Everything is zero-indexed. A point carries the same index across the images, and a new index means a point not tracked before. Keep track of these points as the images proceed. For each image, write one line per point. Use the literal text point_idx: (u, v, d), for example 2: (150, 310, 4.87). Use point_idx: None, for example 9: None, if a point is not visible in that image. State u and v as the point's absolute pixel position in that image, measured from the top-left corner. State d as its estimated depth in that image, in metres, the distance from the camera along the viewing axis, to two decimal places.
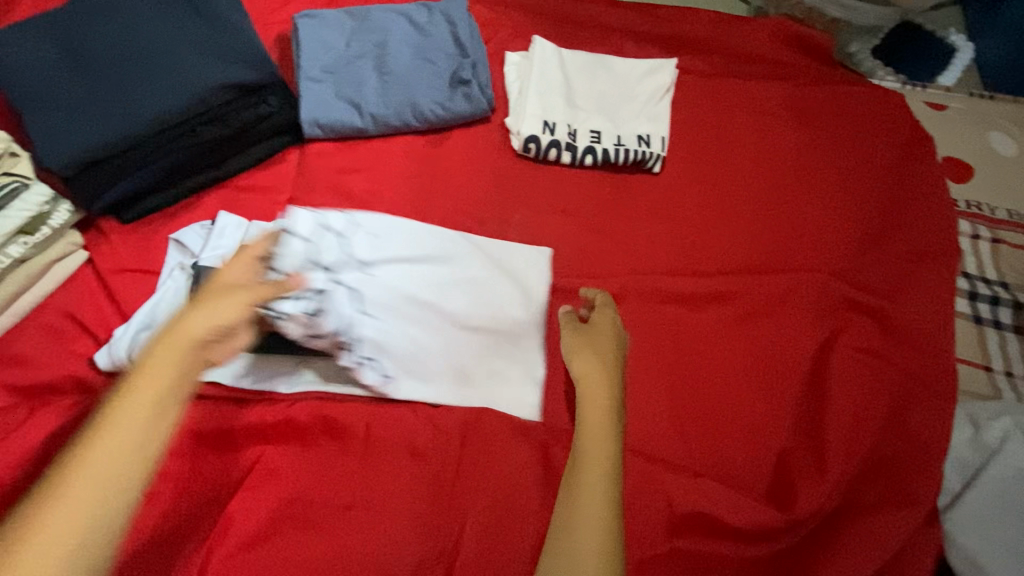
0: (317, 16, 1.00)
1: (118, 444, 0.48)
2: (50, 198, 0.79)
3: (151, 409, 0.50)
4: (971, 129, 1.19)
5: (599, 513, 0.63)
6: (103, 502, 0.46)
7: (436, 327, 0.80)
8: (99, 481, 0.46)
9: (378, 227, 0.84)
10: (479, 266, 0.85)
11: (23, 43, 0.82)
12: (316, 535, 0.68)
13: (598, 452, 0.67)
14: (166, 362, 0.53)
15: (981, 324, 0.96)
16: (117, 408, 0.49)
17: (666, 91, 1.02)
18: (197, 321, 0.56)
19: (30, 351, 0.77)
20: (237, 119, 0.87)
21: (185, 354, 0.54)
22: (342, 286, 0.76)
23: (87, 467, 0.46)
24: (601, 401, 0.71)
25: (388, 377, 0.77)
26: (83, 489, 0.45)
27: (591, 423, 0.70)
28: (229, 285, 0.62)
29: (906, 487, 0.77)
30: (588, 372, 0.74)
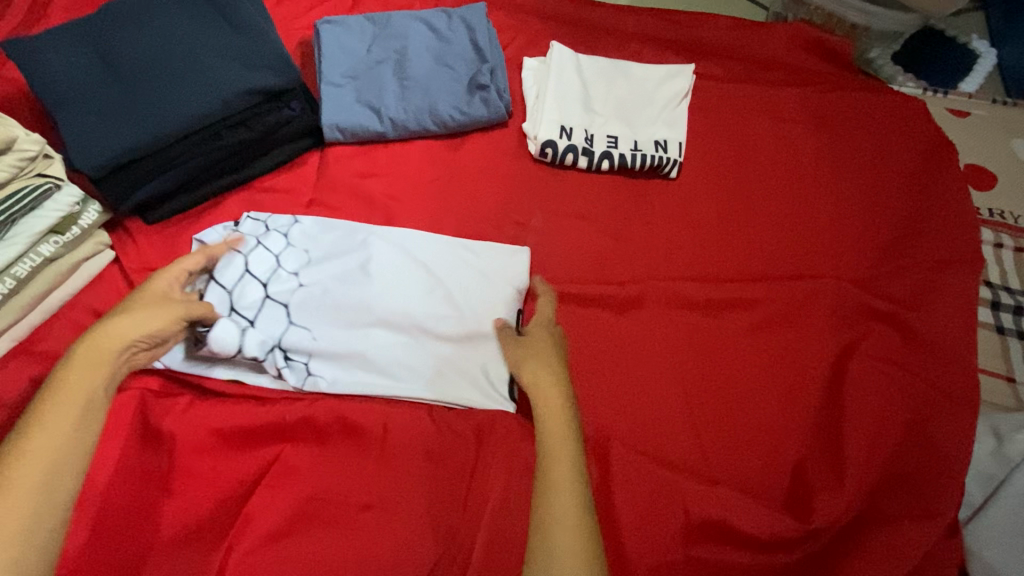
0: (338, 21, 1.01)
1: (49, 430, 0.60)
2: (80, 199, 0.80)
3: (78, 401, 0.63)
4: (994, 136, 1.18)
5: (573, 514, 0.63)
6: (45, 475, 0.58)
7: (360, 327, 0.81)
8: (44, 457, 0.59)
9: (316, 232, 0.86)
10: (414, 265, 0.85)
11: (57, 49, 0.85)
12: (334, 533, 0.69)
13: (561, 453, 0.68)
14: (97, 366, 0.66)
15: (1004, 334, 0.95)
16: (52, 400, 0.62)
17: (684, 97, 1.02)
18: (119, 332, 0.68)
19: (60, 348, 0.79)
20: (260, 123, 0.89)
21: (110, 358, 0.67)
22: (274, 298, 0.80)
23: (27, 447, 0.59)
24: (557, 402, 0.72)
25: (310, 377, 0.78)
26: (32, 463, 0.58)
27: (554, 425, 0.70)
28: (140, 298, 0.72)
29: (926, 498, 0.76)
30: (537, 380, 0.75)
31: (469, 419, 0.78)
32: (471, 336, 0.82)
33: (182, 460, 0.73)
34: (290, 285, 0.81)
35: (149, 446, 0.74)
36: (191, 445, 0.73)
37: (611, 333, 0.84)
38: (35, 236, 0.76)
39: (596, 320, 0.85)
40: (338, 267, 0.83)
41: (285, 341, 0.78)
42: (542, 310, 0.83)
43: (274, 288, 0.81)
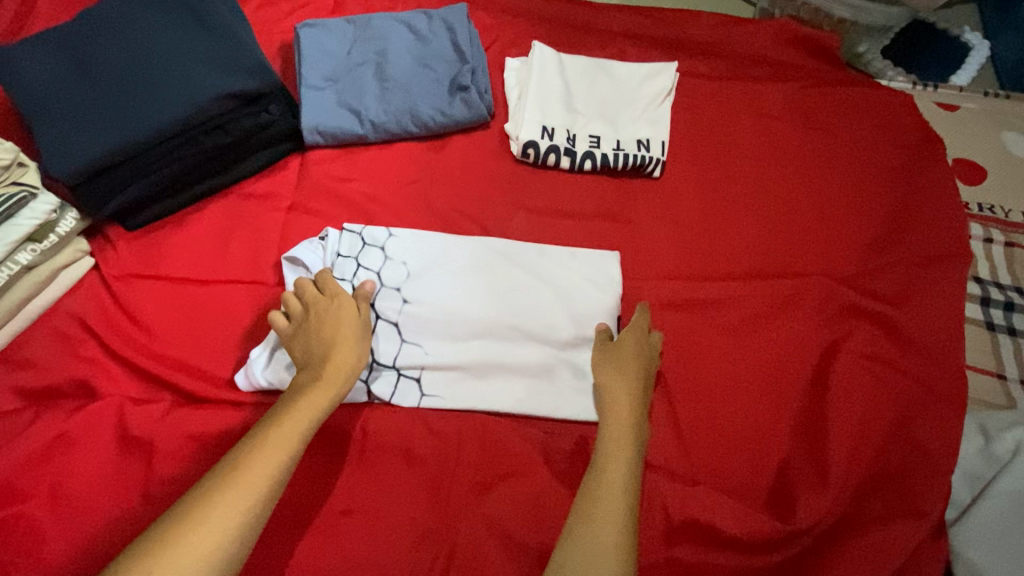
0: (319, 24, 1.01)
1: (265, 452, 0.60)
2: (57, 207, 0.80)
3: (287, 444, 0.62)
4: (984, 129, 1.15)
5: (619, 509, 0.62)
6: (243, 519, 0.56)
7: (463, 337, 0.79)
8: (286, 437, 0.62)
9: (405, 243, 0.84)
10: (505, 276, 0.83)
11: (34, 58, 0.85)
12: (310, 539, 0.69)
13: (619, 455, 0.67)
14: (309, 410, 0.65)
15: (994, 331, 0.93)
16: (268, 437, 0.62)
17: (667, 95, 1.02)
18: (328, 375, 0.68)
19: (39, 356, 0.79)
20: (238, 127, 0.88)
21: (320, 403, 0.66)
22: (385, 317, 0.78)
23: (233, 484, 0.57)
24: (628, 409, 0.72)
25: (424, 394, 0.77)
26: (236, 503, 0.57)
27: (616, 427, 0.70)
28: (339, 327, 0.72)
29: (913, 499, 0.75)
30: (614, 390, 0.74)
31: (452, 422, 0.76)
32: (571, 347, 0.80)
33: (159, 466, 0.73)
34: (395, 302, 0.79)
35: (126, 453, 0.74)
36: (169, 452, 0.73)
37: None
38: (12, 245, 0.76)
39: None
40: (432, 278, 0.81)
41: (400, 360, 0.77)
42: (639, 319, 0.80)
43: (381, 307, 0.79)
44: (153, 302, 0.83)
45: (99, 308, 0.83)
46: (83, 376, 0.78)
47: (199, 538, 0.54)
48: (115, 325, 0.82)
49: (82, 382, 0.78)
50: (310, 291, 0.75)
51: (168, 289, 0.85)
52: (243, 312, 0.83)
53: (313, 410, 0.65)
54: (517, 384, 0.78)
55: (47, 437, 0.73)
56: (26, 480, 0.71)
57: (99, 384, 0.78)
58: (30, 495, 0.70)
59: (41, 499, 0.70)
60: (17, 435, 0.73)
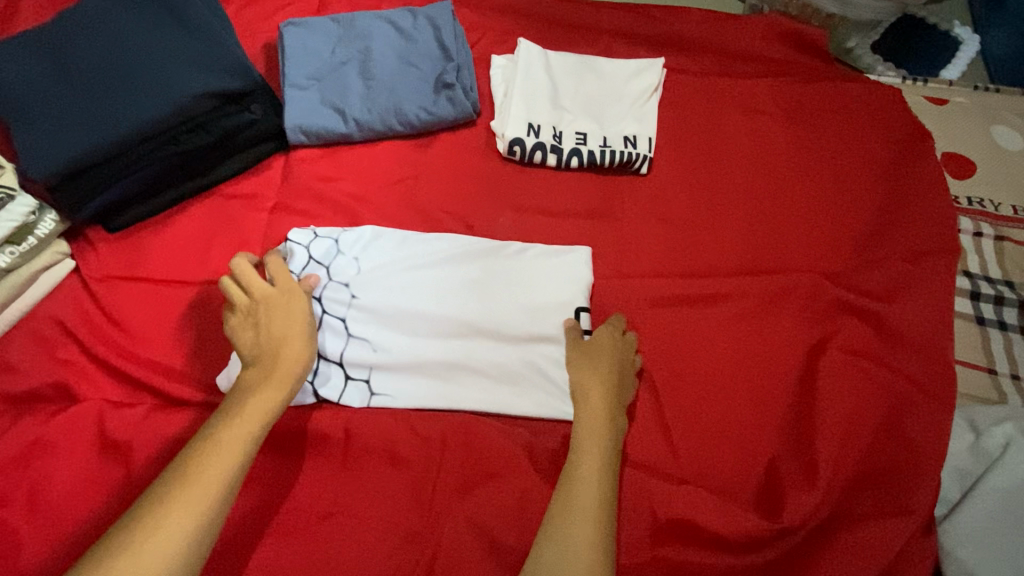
0: (302, 23, 1.00)
1: (223, 452, 0.60)
2: (34, 209, 0.79)
3: (240, 444, 0.61)
4: (974, 123, 1.14)
5: (591, 500, 0.63)
6: (197, 526, 0.55)
7: (424, 336, 0.79)
8: (239, 439, 0.61)
9: (379, 243, 0.84)
10: (477, 276, 0.82)
11: (11, 59, 0.84)
12: (292, 542, 0.68)
13: (591, 446, 0.67)
14: (258, 410, 0.64)
15: (985, 326, 0.93)
16: (219, 439, 0.61)
17: (654, 91, 1.01)
18: (278, 373, 0.67)
19: (18, 360, 0.78)
20: (218, 126, 0.87)
21: (271, 403, 0.65)
22: (332, 314, 0.78)
23: (190, 488, 0.57)
24: (600, 404, 0.71)
25: (375, 393, 0.76)
26: (189, 510, 0.56)
27: (588, 423, 0.70)
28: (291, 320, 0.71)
29: (902, 495, 0.74)
30: (588, 387, 0.73)
31: (435, 423, 0.75)
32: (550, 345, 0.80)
33: (137, 470, 0.72)
34: (342, 299, 0.79)
35: (106, 456, 0.73)
36: (149, 455, 0.72)
37: None
38: None
39: None
40: (404, 277, 0.82)
41: (348, 357, 0.77)
42: (614, 321, 0.80)
43: (327, 304, 0.79)
44: (134, 304, 0.83)
45: (80, 311, 0.82)
46: (63, 379, 0.77)
47: (151, 548, 0.53)
48: (95, 328, 0.81)
49: (62, 385, 0.77)
50: (259, 281, 0.74)
51: (150, 290, 0.84)
52: (225, 313, 0.83)
53: (263, 411, 0.64)
54: (495, 385, 0.77)
55: (26, 441, 0.73)
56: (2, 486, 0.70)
57: (79, 388, 0.77)
58: (6, 501, 0.69)
59: (17, 505, 0.69)
60: None
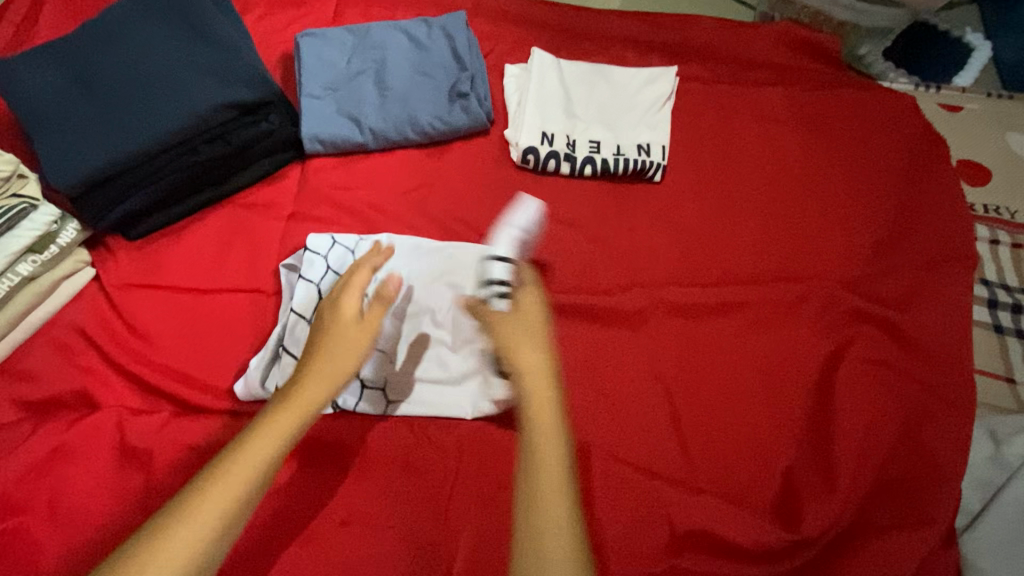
0: (318, 34, 1.01)
1: (231, 477, 0.54)
2: (57, 218, 0.80)
3: (252, 468, 0.55)
4: (988, 131, 1.14)
5: (564, 507, 0.54)
6: (200, 560, 0.50)
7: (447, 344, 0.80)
8: (252, 463, 0.55)
9: (408, 249, 0.85)
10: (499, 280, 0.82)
11: (34, 70, 0.86)
12: (309, 551, 0.68)
13: (550, 445, 0.57)
14: (279, 431, 0.58)
15: (1002, 334, 0.92)
16: (235, 458, 0.55)
17: (667, 100, 1.01)
18: (318, 382, 0.62)
19: (38, 367, 0.79)
20: (237, 137, 0.88)
21: (300, 414, 0.60)
22: None
23: (192, 517, 0.52)
24: (546, 385, 0.61)
25: (393, 401, 0.77)
26: (186, 549, 0.50)
27: (538, 411, 0.59)
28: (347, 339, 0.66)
29: (923, 505, 0.74)
30: (530, 367, 0.62)
31: (452, 432, 0.76)
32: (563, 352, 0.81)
33: (156, 477, 0.72)
34: None
35: (126, 463, 0.73)
36: (167, 463, 0.73)
37: (599, 345, 0.83)
38: (13, 255, 0.76)
39: (578, 332, 0.84)
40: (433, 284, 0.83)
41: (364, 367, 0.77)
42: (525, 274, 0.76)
43: None
44: (153, 312, 0.83)
45: (99, 318, 0.83)
46: (83, 386, 0.78)
47: None
48: (115, 335, 0.82)
49: (82, 393, 0.78)
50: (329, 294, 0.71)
51: (168, 298, 0.85)
52: (243, 321, 0.83)
53: (290, 424, 0.59)
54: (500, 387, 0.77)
55: (47, 447, 0.73)
56: (23, 493, 0.70)
57: (98, 395, 0.78)
58: (28, 507, 0.70)
59: (38, 512, 0.70)
60: (16, 447, 0.73)
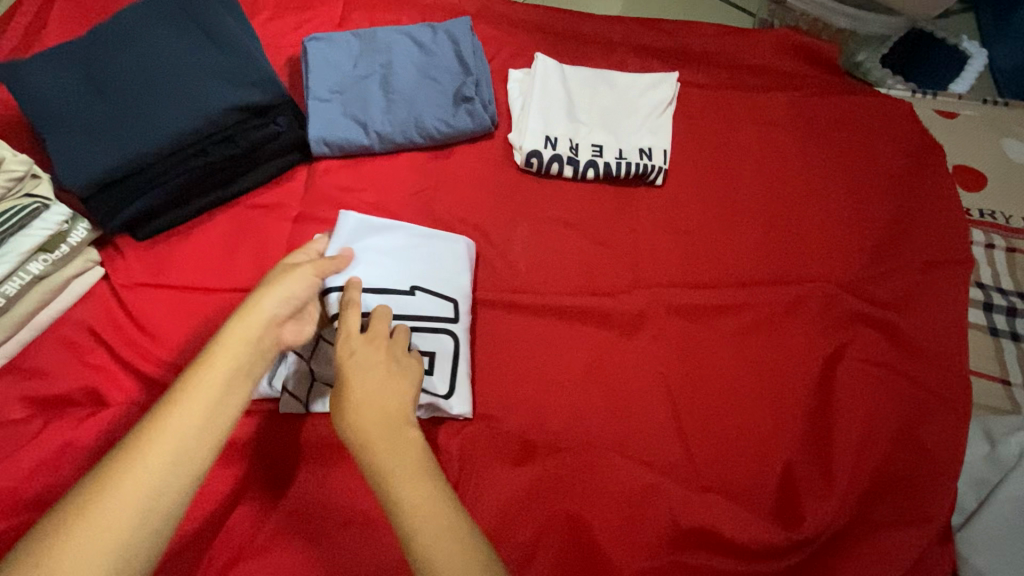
0: (325, 38, 1.03)
1: (196, 387, 0.56)
2: (68, 218, 0.81)
3: (216, 380, 0.57)
4: (984, 136, 1.16)
5: (451, 527, 0.53)
6: (171, 460, 0.52)
7: (442, 337, 0.79)
8: (215, 375, 0.57)
9: (372, 239, 0.83)
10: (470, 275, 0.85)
11: (46, 72, 0.87)
12: (315, 549, 0.70)
13: (410, 476, 0.56)
14: (231, 349, 0.59)
15: (998, 336, 0.94)
16: (193, 375, 0.57)
17: (668, 105, 1.02)
18: (236, 349, 0.59)
19: (47, 365, 0.80)
20: (247, 138, 0.89)
21: (220, 382, 0.57)
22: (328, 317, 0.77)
23: (161, 422, 0.53)
24: (396, 432, 0.59)
25: None
26: (158, 452, 0.52)
27: (399, 464, 0.56)
28: (294, 300, 0.66)
29: (918, 503, 0.75)
30: (375, 427, 0.59)
31: (456, 434, 0.78)
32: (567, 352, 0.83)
33: None
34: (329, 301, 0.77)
35: None
36: None
37: (601, 345, 0.84)
38: (25, 255, 0.77)
39: (582, 332, 0.85)
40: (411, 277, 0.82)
41: None
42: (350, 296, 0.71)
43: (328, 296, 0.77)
44: (162, 311, 0.85)
45: (108, 317, 0.85)
46: (92, 383, 0.79)
47: (125, 487, 0.49)
48: (123, 334, 0.83)
49: (91, 390, 0.79)
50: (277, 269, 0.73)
51: (176, 298, 0.86)
52: None
53: (212, 394, 0.56)
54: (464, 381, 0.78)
55: (56, 444, 0.74)
56: (31, 489, 0.71)
57: (107, 393, 0.79)
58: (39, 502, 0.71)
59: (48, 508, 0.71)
60: (25, 444, 0.74)
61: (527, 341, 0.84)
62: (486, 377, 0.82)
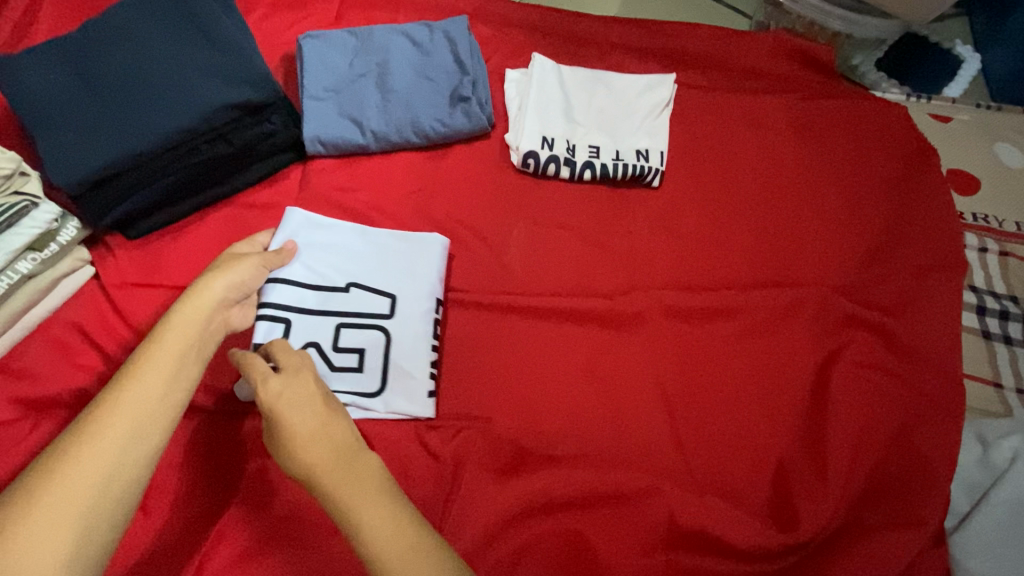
0: (319, 36, 1.02)
1: (152, 364, 0.57)
2: (59, 216, 0.79)
3: (171, 356, 0.59)
4: (977, 141, 1.16)
5: (414, 545, 0.52)
6: (133, 430, 0.53)
7: (372, 333, 0.79)
8: (171, 351, 0.59)
9: (319, 233, 0.83)
10: (428, 274, 0.83)
11: (37, 68, 0.86)
12: (308, 552, 0.70)
13: (365, 498, 0.54)
14: (185, 328, 0.61)
15: (990, 340, 0.94)
16: (146, 354, 0.58)
17: (665, 107, 1.02)
18: (189, 328, 0.62)
19: (36, 365, 0.79)
20: (240, 137, 0.88)
21: (175, 360, 0.59)
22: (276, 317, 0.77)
23: (117, 397, 0.54)
24: (341, 456, 0.57)
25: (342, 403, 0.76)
26: (116, 424, 0.53)
27: (350, 489, 0.55)
28: (241, 287, 0.70)
29: (911, 507, 0.75)
30: (318, 457, 0.56)
31: (449, 438, 0.77)
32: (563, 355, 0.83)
33: (158, 477, 0.74)
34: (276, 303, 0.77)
35: None
36: (170, 462, 0.74)
37: (597, 347, 0.84)
38: (14, 253, 0.75)
39: (579, 334, 0.85)
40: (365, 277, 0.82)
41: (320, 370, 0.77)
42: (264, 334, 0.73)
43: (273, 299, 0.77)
44: (153, 311, 0.84)
45: (98, 317, 0.83)
46: (81, 385, 0.78)
47: (85, 459, 0.50)
48: (113, 334, 0.82)
49: (79, 392, 0.78)
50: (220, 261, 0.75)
51: (168, 298, 0.85)
52: None
53: (168, 371, 0.58)
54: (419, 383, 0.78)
55: (44, 446, 0.73)
56: None
57: (96, 395, 0.78)
58: None
59: None
60: (13, 445, 0.73)
61: (523, 343, 0.84)
62: (481, 380, 0.81)
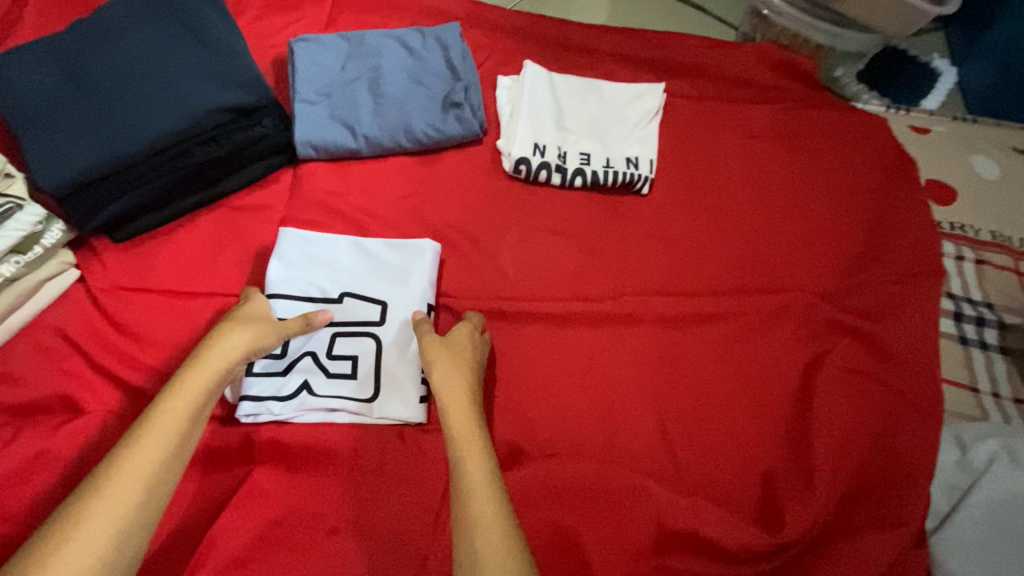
0: (312, 39, 1.01)
1: (162, 430, 0.62)
2: (43, 218, 0.78)
3: (175, 422, 0.63)
4: (954, 152, 1.20)
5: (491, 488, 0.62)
6: (140, 497, 0.58)
7: (364, 340, 0.80)
8: (177, 417, 0.63)
9: (315, 245, 0.85)
10: (422, 284, 0.83)
11: (24, 68, 0.84)
12: (298, 557, 0.69)
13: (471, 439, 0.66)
14: (195, 391, 0.66)
15: (967, 345, 0.97)
16: (155, 418, 0.63)
17: (655, 115, 1.04)
18: (195, 391, 0.66)
19: (18, 371, 0.77)
20: (231, 140, 0.87)
21: (165, 443, 0.62)
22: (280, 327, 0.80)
23: (127, 463, 0.59)
24: (467, 404, 0.69)
25: (336, 410, 0.77)
26: (125, 492, 0.58)
27: (463, 429, 0.67)
28: (259, 350, 0.73)
29: (894, 508, 0.77)
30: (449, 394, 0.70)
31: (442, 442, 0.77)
32: (555, 359, 0.84)
33: None
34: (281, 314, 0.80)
35: None
36: None
37: (589, 352, 0.85)
38: None
39: (571, 339, 0.86)
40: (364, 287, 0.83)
41: (314, 376, 0.78)
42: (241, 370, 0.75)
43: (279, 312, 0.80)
44: (141, 315, 0.83)
45: (84, 321, 0.82)
46: (65, 390, 0.77)
47: (97, 525, 0.55)
48: (99, 339, 0.81)
49: (64, 398, 0.77)
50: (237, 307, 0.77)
51: (156, 302, 0.84)
52: None
53: (173, 433, 0.63)
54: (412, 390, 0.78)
55: (30, 452, 0.72)
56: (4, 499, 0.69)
57: (83, 399, 0.77)
58: (14, 513, 0.69)
59: (22, 518, 0.69)
60: None
61: (515, 347, 0.84)
62: None
